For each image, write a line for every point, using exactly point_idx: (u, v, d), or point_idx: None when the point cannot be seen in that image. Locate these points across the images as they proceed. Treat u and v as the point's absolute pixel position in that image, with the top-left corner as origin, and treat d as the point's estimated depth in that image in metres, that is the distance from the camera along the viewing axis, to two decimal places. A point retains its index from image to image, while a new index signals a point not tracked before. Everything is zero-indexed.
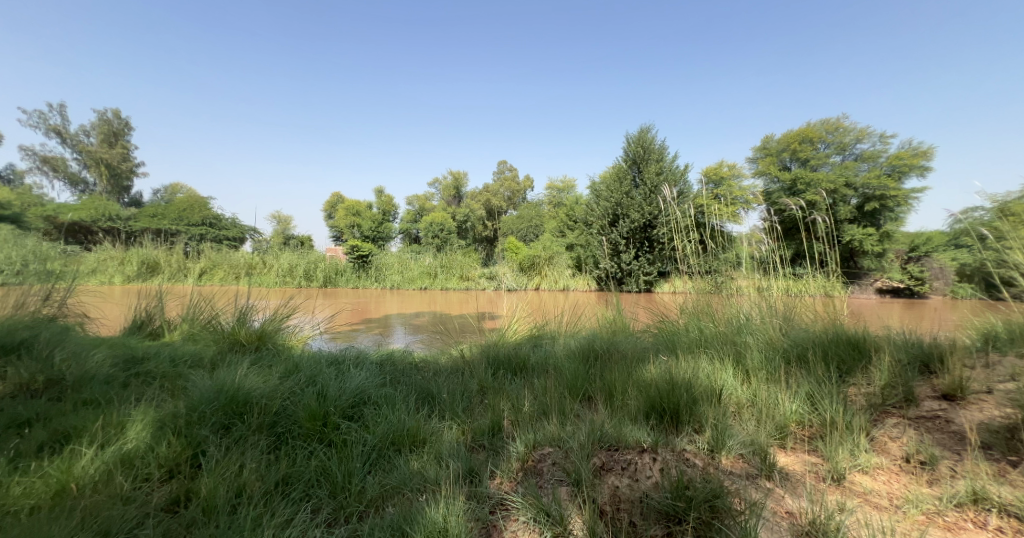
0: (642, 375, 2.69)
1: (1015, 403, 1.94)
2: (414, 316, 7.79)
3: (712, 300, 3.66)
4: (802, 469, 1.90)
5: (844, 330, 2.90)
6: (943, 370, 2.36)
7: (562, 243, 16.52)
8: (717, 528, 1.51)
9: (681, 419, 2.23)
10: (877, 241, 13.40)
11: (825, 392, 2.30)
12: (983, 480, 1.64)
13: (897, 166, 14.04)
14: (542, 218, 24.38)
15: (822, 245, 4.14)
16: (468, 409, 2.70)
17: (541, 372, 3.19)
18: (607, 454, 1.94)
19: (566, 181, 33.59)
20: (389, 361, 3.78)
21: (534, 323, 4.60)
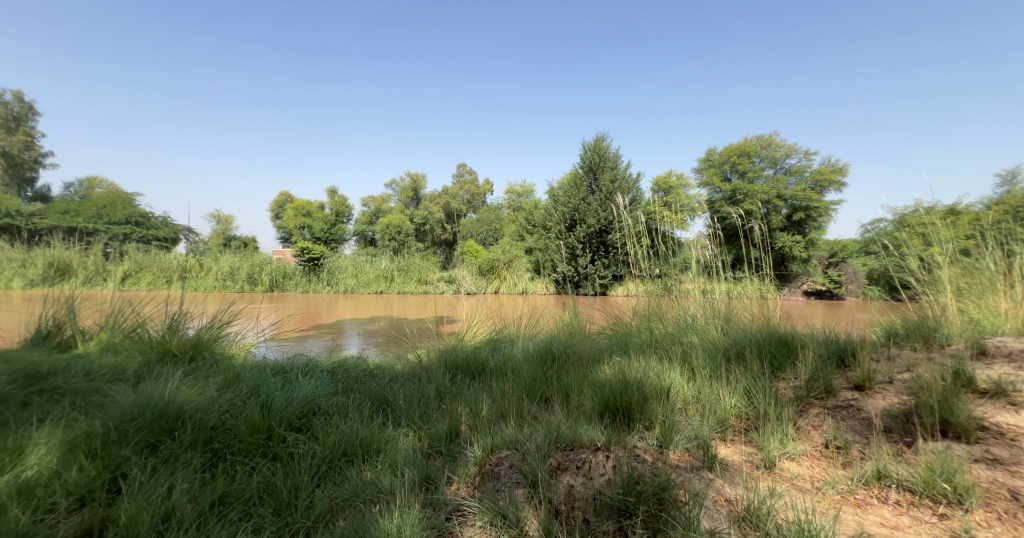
0: (597, 376, 2.80)
1: (910, 390, 2.18)
2: (370, 321, 7.64)
3: (661, 304, 3.85)
4: (739, 459, 2.05)
5: (776, 330, 3.14)
6: (856, 362, 2.61)
7: (521, 247, 16.70)
8: (664, 520, 1.60)
9: (633, 417, 2.33)
10: (804, 247, 14.57)
11: (759, 387, 2.48)
12: (885, 460, 1.83)
13: (819, 181, 15.30)
14: (501, 222, 24.60)
15: (758, 251, 4.44)
16: (425, 415, 2.70)
17: (499, 376, 3.23)
18: (563, 454, 2.00)
19: (525, 185, 33.91)
20: (342, 368, 3.70)
21: (493, 326, 4.64)
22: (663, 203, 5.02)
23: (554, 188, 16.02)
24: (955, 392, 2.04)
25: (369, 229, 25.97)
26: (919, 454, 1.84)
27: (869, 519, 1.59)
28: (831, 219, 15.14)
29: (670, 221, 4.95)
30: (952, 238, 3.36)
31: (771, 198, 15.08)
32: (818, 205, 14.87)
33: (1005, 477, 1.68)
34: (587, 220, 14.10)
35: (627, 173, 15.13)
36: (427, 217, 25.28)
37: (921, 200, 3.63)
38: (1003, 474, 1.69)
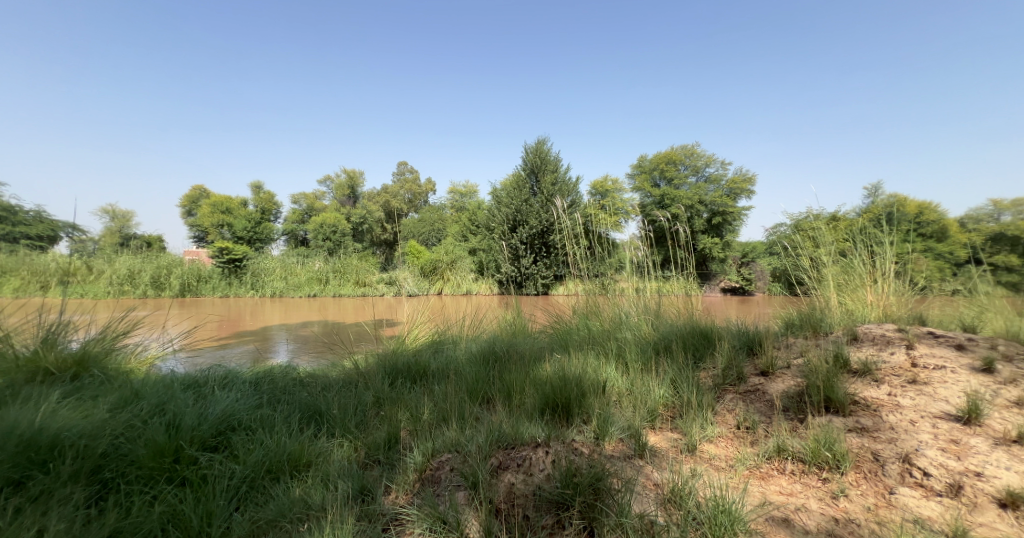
0: (539, 374, 2.88)
1: (804, 373, 2.47)
2: (301, 326, 7.26)
3: (599, 303, 4.07)
4: (666, 445, 2.21)
5: (698, 323, 3.40)
6: (762, 350, 2.90)
7: (463, 246, 16.66)
8: (599, 508, 1.69)
9: (572, 412, 2.44)
10: (721, 249, 15.81)
11: (683, 378, 2.69)
12: (784, 436, 2.06)
13: (734, 189, 16.67)
14: (444, 222, 24.34)
15: (684, 251, 4.79)
16: (362, 424, 2.65)
17: (441, 378, 3.23)
18: (504, 453, 2.04)
19: (467, 185, 33.80)
20: (268, 379, 3.51)
21: (435, 328, 4.61)
22: (599, 206, 5.24)
23: (497, 189, 16.15)
24: (838, 373, 2.35)
25: (301, 228, 24.63)
26: (809, 428, 2.10)
27: (770, 489, 1.79)
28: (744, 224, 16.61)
29: (606, 224, 5.18)
30: (834, 241, 3.85)
31: (694, 203, 16.23)
32: (733, 210, 16.25)
33: (870, 442, 1.97)
34: (529, 221, 14.37)
35: (566, 176, 15.59)
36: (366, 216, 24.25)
37: (810, 208, 4.12)
38: (869, 440, 1.99)
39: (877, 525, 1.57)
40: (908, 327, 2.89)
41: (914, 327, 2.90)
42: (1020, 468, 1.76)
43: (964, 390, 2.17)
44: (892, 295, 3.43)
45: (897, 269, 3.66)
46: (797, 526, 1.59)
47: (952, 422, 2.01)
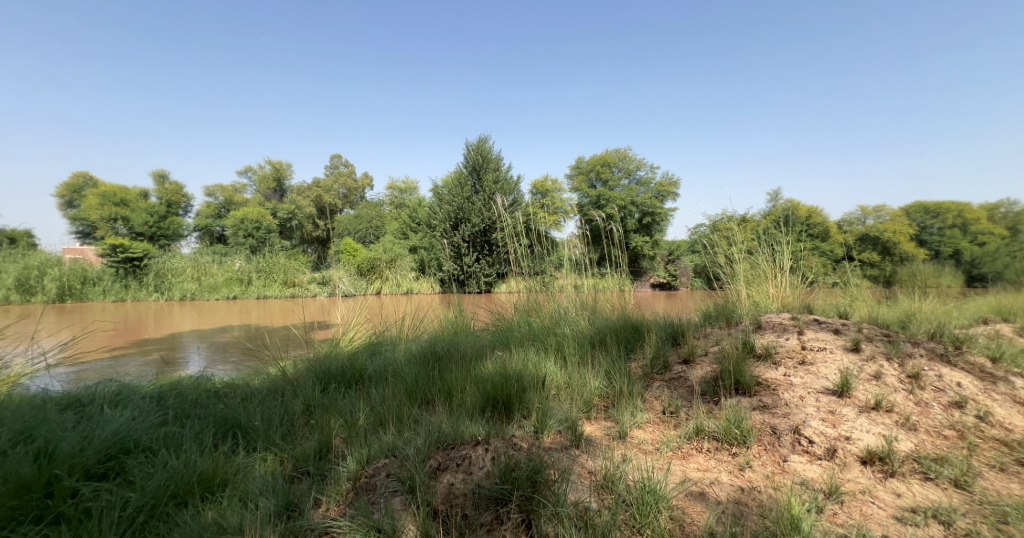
0: (481, 372, 2.91)
1: (719, 359, 2.70)
2: (218, 332, 6.73)
3: (539, 300, 4.19)
4: (600, 433, 2.33)
5: (630, 317, 3.61)
6: (684, 340, 3.14)
7: (403, 244, 16.29)
8: (537, 501, 1.73)
9: (512, 408, 2.49)
10: (651, 246, 16.33)
11: (617, 369, 2.84)
12: (702, 418, 2.25)
13: (661, 191, 17.69)
14: (382, 219, 23.57)
15: (617, 249, 5.04)
16: (288, 435, 2.52)
17: (379, 381, 3.16)
18: (443, 454, 2.04)
19: (407, 182, 32.97)
20: (175, 393, 3.22)
21: (372, 328, 4.49)
22: (539, 205, 5.36)
23: (438, 186, 15.96)
24: (747, 358, 2.61)
25: (218, 225, 22.71)
26: (722, 409, 2.32)
27: (690, 467, 1.96)
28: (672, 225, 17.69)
29: (546, 222, 5.31)
30: (744, 241, 4.22)
31: (627, 204, 17.04)
32: (662, 211, 17.25)
33: (769, 417, 2.22)
34: (471, 219, 14.36)
35: (508, 175, 15.74)
36: (295, 211, 22.89)
37: (726, 210, 4.48)
38: (769, 415, 2.23)
39: (774, 489, 1.77)
40: (801, 315, 3.26)
41: (806, 315, 3.28)
42: (879, 430, 2.09)
43: (841, 366, 2.51)
44: (790, 288, 3.86)
45: (793, 265, 4.11)
46: (712, 498, 1.75)
47: (832, 395, 2.32)
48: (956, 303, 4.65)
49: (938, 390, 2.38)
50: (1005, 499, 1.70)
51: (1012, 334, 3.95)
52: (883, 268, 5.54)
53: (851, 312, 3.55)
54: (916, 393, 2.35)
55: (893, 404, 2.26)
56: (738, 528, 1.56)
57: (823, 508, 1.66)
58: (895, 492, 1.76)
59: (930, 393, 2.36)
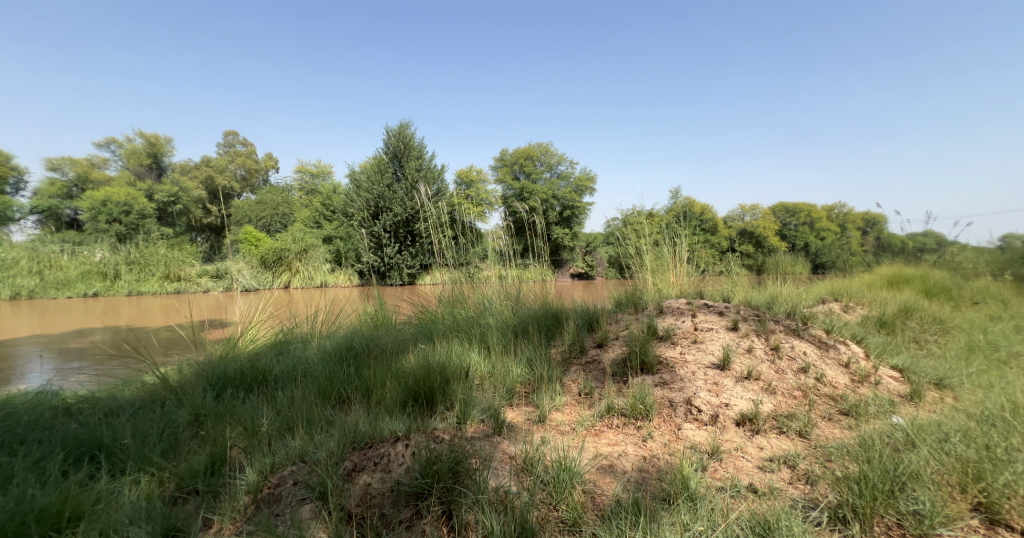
0: (402, 366, 2.87)
1: (629, 342, 2.91)
2: (72, 339, 5.82)
3: (462, 291, 4.22)
4: (521, 418, 2.41)
5: (551, 306, 3.75)
6: (599, 325, 3.34)
7: (317, 234, 15.36)
8: (458, 491, 1.74)
9: (435, 401, 2.49)
10: (570, 238, 17.37)
11: (538, 357, 2.95)
12: (613, 398, 2.42)
13: (580, 186, 18.46)
14: (289, 204, 21.90)
15: (539, 240, 5.18)
16: (170, 451, 2.28)
17: (287, 382, 2.99)
18: (359, 454, 1.98)
19: (319, 165, 30.98)
20: (6, 417, 2.73)
21: (279, 327, 4.18)
22: (464, 196, 5.33)
23: (356, 172, 15.21)
24: (651, 341, 2.84)
25: (70, 207, 19.32)
26: (629, 387, 2.53)
27: (601, 442, 2.11)
28: (588, 218, 18.56)
29: (471, 214, 5.30)
30: (650, 234, 4.57)
31: (549, 197, 17.58)
32: (581, 205, 18.00)
33: (668, 392, 2.45)
34: (393, 208, 13.93)
35: (431, 164, 15.48)
36: (179, 194, 20.18)
37: (637, 205, 4.80)
38: (667, 390, 2.47)
39: (670, 454, 1.97)
40: (695, 300, 3.61)
41: (698, 300, 3.65)
42: (750, 396, 2.40)
43: (723, 343, 2.84)
44: (688, 277, 4.28)
45: (689, 256, 4.55)
46: (619, 469, 1.91)
47: (716, 369, 2.62)
48: (808, 288, 5.46)
49: (792, 358, 2.79)
50: (830, 441, 2.04)
51: (841, 311, 4.72)
52: (756, 260, 6.35)
53: (732, 296, 4.00)
54: (776, 362, 2.72)
55: (760, 373, 2.60)
56: (640, 491, 1.72)
57: (706, 466, 1.88)
58: (760, 446, 2.04)
59: (785, 361, 2.75)
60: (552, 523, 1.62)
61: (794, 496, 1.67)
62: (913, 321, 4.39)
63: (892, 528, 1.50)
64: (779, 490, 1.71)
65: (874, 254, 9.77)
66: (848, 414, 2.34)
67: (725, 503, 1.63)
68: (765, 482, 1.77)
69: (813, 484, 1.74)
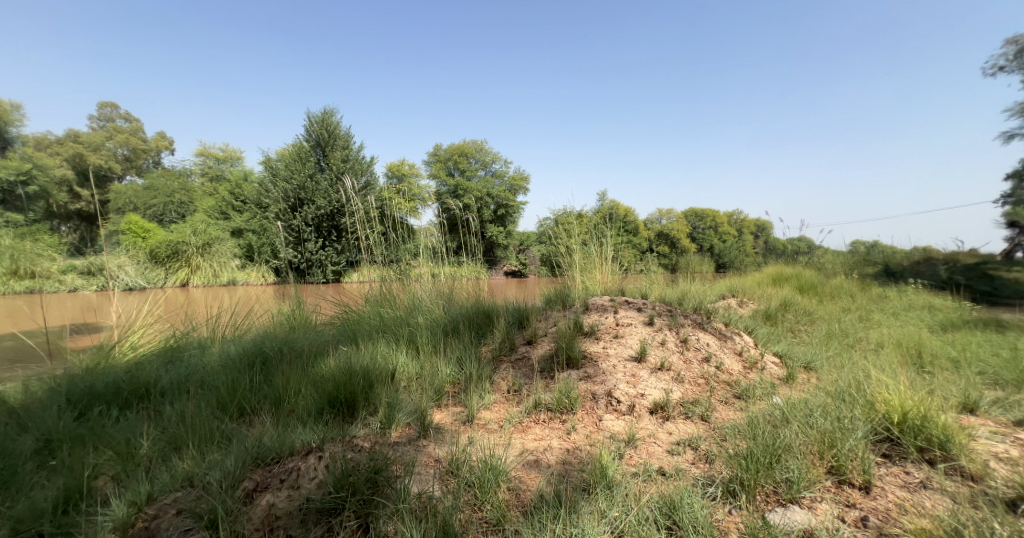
0: (320, 371, 2.74)
1: (556, 339, 2.99)
2: None
3: (391, 289, 4.12)
4: (449, 419, 2.40)
5: (482, 305, 3.77)
6: (529, 323, 3.40)
7: (224, 227, 14.20)
8: (376, 502, 1.67)
9: (357, 406, 2.40)
10: (505, 236, 17.54)
11: (468, 357, 2.95)
12: (541, 394, 2.49)
13: (514, 185, 18.76)
14: (186, 190, 19.84)
15: (473, 238, 5.14)
16: (7, 488, 1.95)
17: (176, 396, 2.70)
18: (262, 473, 1.84)
19: (224, 150, 28.61)
20: None
21: (169, 331, 3.80)
22: (395, 190, 5.15)
23: (272, 160, 14.30)
24: (577, 337, 2.95)
25: None
26: (556, 383, 2.61)
27: (528, 438, 2.16)
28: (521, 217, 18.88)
29: (402, 209, 5.15)
30: (579, 234, 4.73)
31: (484, 195, 17.62)
32: (514, 204, 18.29)
33: (591, 385, 2.57)
34: (316, 201, 13.30)
35: (359, 155, 15.14)
36: None
37: (567, 205, 4.96)
38: (591, 383, 2.58)
39: (590, 445, 2.07)
40: (618, 297, 3.80)
41: (621, 297, 3.84)
42: (663, 386, 2.58)
43: (640, 337, 3.02)
44: (612, 276, 4.49)
45: (613, 255, 4.78)
46: (543, 463, 1.97)
47: (634, 361, 2.78)
48: (712, 286, 5.99)
49: (698, 349, 3.03)
50: (727, 422, 2.25)
51: (737, 305, 5.23)
52: (671, 259, 6.82)
53: (649, 292, 4.27)
54: (684, 353, 2.95)
55: (671, 364, 2.80)
56: (563, 483, 1.79)
57: (623, 454, 1.99)
58: (669, 432, 2.20)
59: (692, 352, 2.99)
60: (475, 524, 1.63)
61: (696, 475, 1.83)
62: (790, 314, 4.96)
63: (770, 495, 1.69)
64: (683, 470, 1.86)
65: (765, 255, 10.95)
66: (740, 397, 2.59)
67: (639, 488, 1.74)
68: (672, 464, 1.92)
69: (712, 462, 1.91)
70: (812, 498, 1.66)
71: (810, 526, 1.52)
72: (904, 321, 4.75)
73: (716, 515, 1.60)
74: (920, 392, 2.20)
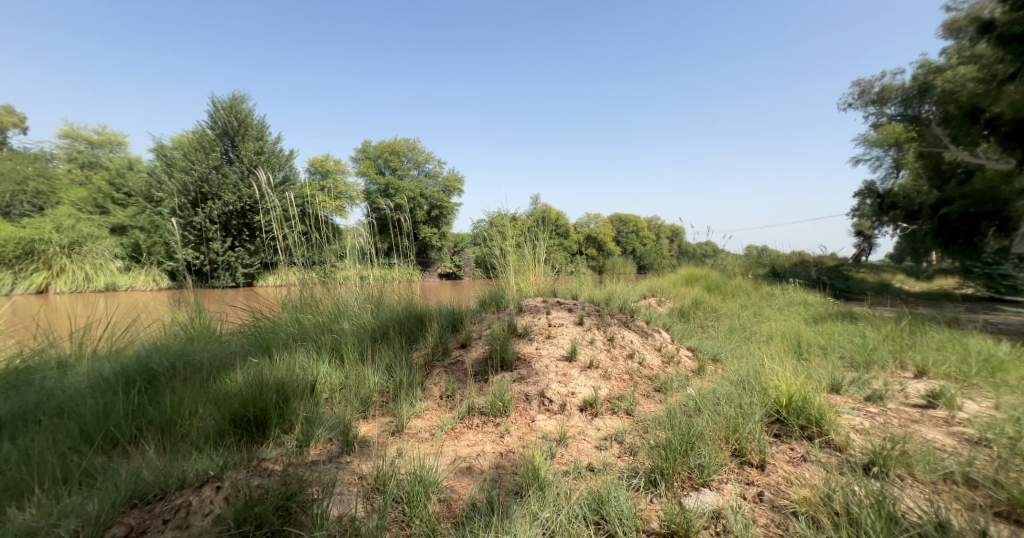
0: (222, 389, 2.50)
1: (490, 342, 3.01)
2: None
3: (313, 293, 3.93)
4: (376, 432, 2.32)
5: (413, 309, 3.71)
6: (462, 326, 3.38)
7: (105, 223, 12.51)
8: (287, 531, 1.52)
9: (269, 424, 2.24)
10: (439, 238, 17.36)
11: (398, 363, 2.88)
12: (474, 398, 2.51)
13: (448, 186, 18.67)
14: (56, 180, 17.24)
15: (405, 237, 5.01)
16: None
17: (25, 429, 2.28)
18: (139, 513, 1.58)
19: (98, 134, 25.32)
20: None
21: (17, 347, 3.28)
22: (319, 187, 4.91)
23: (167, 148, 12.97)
24: (510, 338, 2.99)
25: None
26: (490, 385, 2.64)
27: (460, 445, 2.16)
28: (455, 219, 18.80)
29: (327, 207, 4.89)
30: (514, 236, 4.78)
31: (417, 196, 17.29)
32: (448, 205, 18.18)
33: (524, 386, 2.62)
34: (222, 196, 12.24)
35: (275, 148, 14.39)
36: None
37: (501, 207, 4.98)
38: (524, 384, 2.63)
39: (524, 447, 2.11)
40: (551, 298, 3.89)
41: (553, 298, 3.94)
42: (592, 383, 2.69)
43: (572, 336, 3.13)
44: (544, 278, 4.63)
45: (546, 257, 4.92)
46: (476, 469, 1.97)
47: (565, 361, 2.88)
48: (636, 287, 6.37)
49: (623, 346, 3.20)
50: (648, 415, 2.40)
51: (657, 304, 5.60)
52: (598, 261, 7.13)
53: (579, 293, 4.45)
54: (611, 351, 3.11)
55: (599, 361, 2.93)
56: (496, 489, 1.80)
57: (554, 453, 2.05)
58: (598, 427, 2.30)
59: (618, 349, 3.15)
60: None
61: (621, 468, 1.93)
62: (700, 311, 5.40)
63: (685, 481, 1.83)
64: (610, 464, 1.95)
65: (680, 257, 11.81)
66: (660, 390, 2.78)
67: (569, 486, 1.80)
68: (600, 459, 2.01)
69: (636, 454, 2.03)
70: (720, 481, 1.82)
71: (719, 506, 1.67)
72: (787, 315, 5.39)
73: (640, 505, 1.70)
74: (801, 376, 2.49)
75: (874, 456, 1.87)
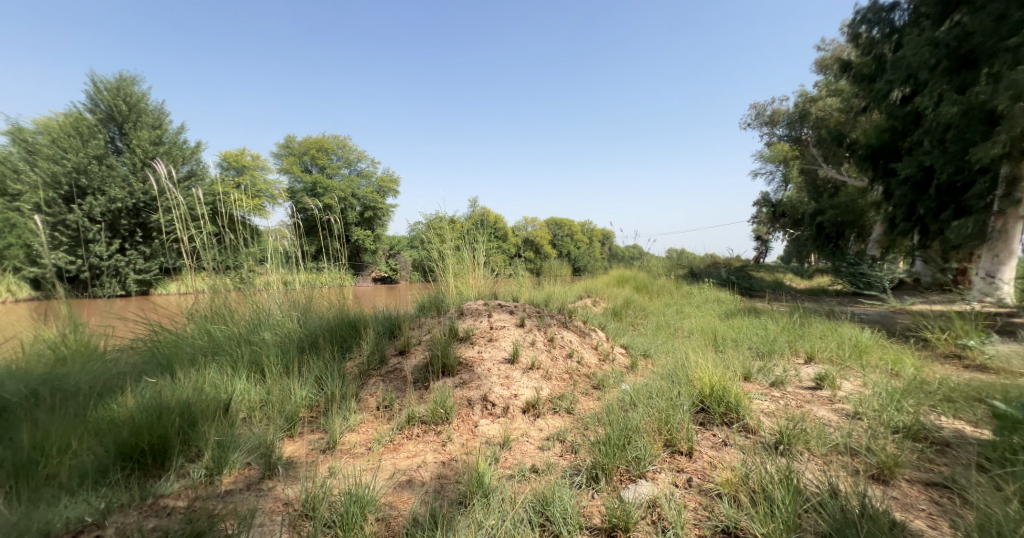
0: (108, 417, 2.23)
1: (430, 348, 2.95)
2: None
3: (229, 301, 3.63)
4: (305, 451, 2.18)
5: (347, 315, 3.55)
6: (400, 332, 3.28)
7: None
8: None
9: (170, 452, 2.03)
10: (372, 241, 16.78)
11: (329, 375, 2.73)
12: (414, 407, 2.43)
13: (382, 187, 18.20)
14: None
15: (335, 240, 4.79)
16: None
17: None
18: None
19: None
20: None
21: None
22: (232, 184, 4.51)
23: None
24: (451, 343, 2.94)
25: None
26: (431, 393, 2.58)
27: (400, 457, 2.09)
28: (389, 221, 18.32)
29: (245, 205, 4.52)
30: (453, 238, 4.71)
31: (348, 196, 16.63)
32: (381, 206, 17.71)
33: (466, 391, 2.58)
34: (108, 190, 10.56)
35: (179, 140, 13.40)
36: None
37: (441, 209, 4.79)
38: (466, 389, 2.60)
39: (466, 454, 2.07)
40: (492, 300, 3.88)
41: (494, 300, 3.92)
42: (533, 384, 2.71)
43: (513, 338, 3.14)
44: (483, 280, 4.64)
45: (485, 260, 4.92)
46: (417, 481, 1.91)
47: (507, 362, 2.88)
48: (571, 287, 6.54)
49: (563, 346, 3.26)
50: (588, 412, 2.46)
51: (591, 304, 5.79)
52: (535, 263, 7.18)
53: (518, 295, 4.49)
54: (551, 351, 3.15)
55: (540, 362, 2.96)
56: (438, 500, 1.75)
57: (498, 457, 2.04)
58: (540, 428, 2.32)
59: (558, 349, 3.21)
60: None
61: (564, 466, 1.96)
62: (630, 310, 5.65)
63: (623, 475, 1.88)
64: (553, 464, 1.97)
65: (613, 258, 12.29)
66: (598, 387, 2.86)
67: (513, 489, 1.80)
68: (543, 460, 2.03)
69: (576, 452, 2.07)
70: (655, 472, 1.90)
71: (654, 496, 1.73)
72: (704, 310, 5.79)
73: (582, 502, 1.73)
74: (721, 367, 2.67)
75: (780, 436, 2.05)
